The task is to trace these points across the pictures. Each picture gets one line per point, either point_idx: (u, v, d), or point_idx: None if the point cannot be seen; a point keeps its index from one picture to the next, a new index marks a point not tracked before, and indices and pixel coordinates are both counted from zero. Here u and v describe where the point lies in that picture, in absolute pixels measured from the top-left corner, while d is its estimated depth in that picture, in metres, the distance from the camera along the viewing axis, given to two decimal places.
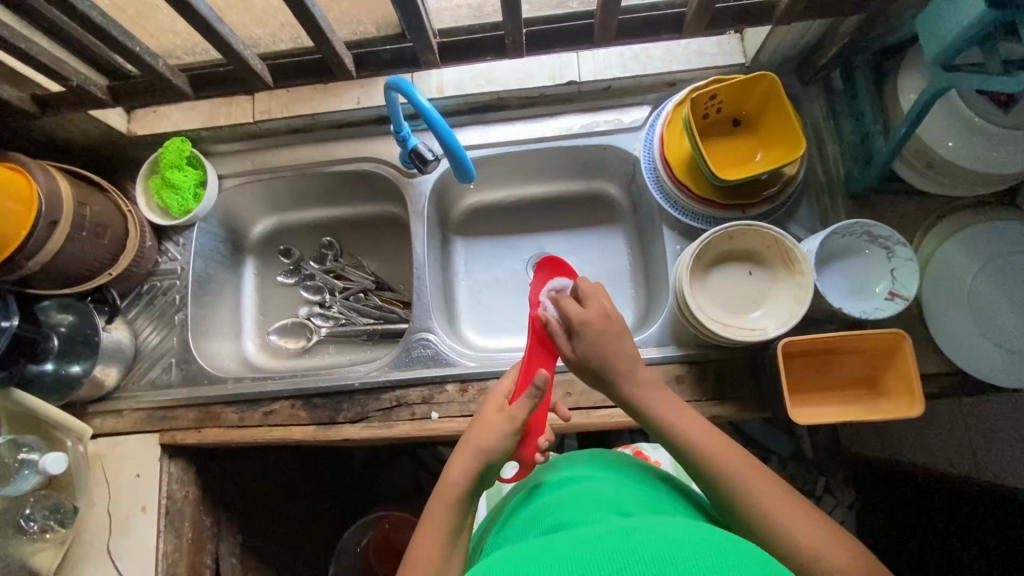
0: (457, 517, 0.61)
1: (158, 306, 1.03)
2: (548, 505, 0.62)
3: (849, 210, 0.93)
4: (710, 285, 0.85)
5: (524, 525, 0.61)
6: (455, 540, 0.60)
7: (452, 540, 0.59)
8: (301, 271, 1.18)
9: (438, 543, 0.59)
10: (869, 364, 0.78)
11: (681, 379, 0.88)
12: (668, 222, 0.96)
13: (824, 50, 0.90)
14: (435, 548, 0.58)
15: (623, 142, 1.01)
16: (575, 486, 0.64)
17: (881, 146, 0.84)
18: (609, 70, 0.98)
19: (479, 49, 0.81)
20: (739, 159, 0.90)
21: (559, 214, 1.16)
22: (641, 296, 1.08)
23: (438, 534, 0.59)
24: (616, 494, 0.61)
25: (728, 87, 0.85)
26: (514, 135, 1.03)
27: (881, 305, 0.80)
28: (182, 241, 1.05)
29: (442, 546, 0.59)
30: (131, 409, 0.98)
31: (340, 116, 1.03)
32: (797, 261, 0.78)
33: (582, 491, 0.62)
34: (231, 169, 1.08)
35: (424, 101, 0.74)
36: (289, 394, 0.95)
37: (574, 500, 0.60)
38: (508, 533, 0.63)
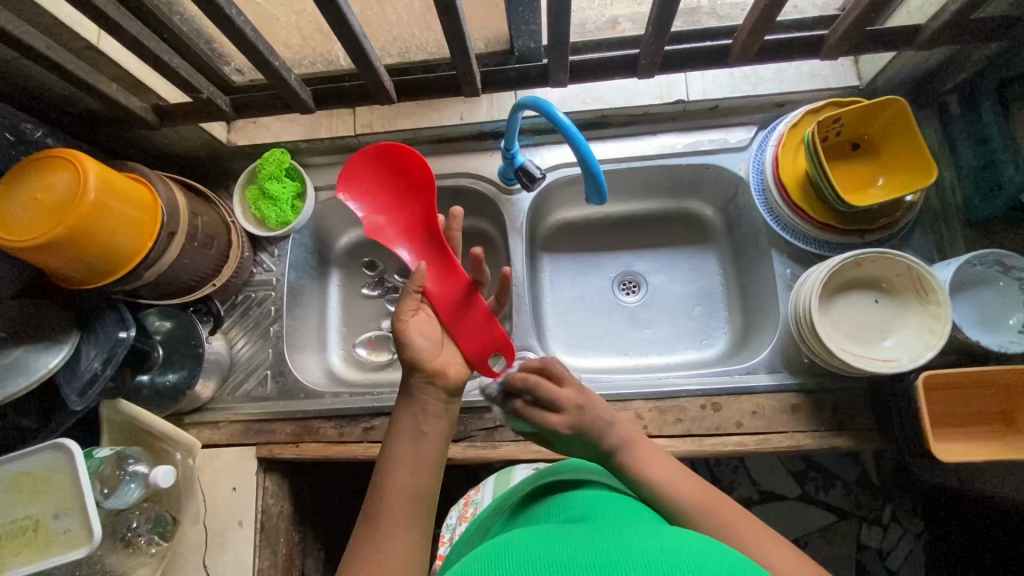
0: (420, 435, 0.61)
1: (253, 317, 1.03)
2: (554, 501, 0.61)
3: (968, 239, 0.91)
4: (833, 313, 0.83)
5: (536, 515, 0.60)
6: (422, 459, 0.60)
7: (420, 448, 0.60)
8: (386, 283, 1.17)
9: (405, 466, 0.59)
10: (1007, 399, 0.75)
11: (797, 409, 0.86)
12: (776, 245, 0.94)
13: (947, 74, 0.89)
14: (404, 469, 0.59)
15: (729, 163, 0.99)
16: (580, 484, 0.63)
17: (1014, 175, 0.81)
18: (718, 90, 0.96)
19: (608, 68, 0.80)
20: (859, 184, 0.88)
21: (647, 232, 1.15)
22: (736, 319, 1.07)
23: (409, 448, 0.60)
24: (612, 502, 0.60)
25: (856, 111, 0.83)
26: (617, 153, 1.02)
27: (1015, 338, 0.78)
28: (277, 252, 1.05)
29: (409, 464, 0.59)
30: (227, 421, 0.97)
31: (442, 131, 1.02)
32: (931, 291, 0.76)
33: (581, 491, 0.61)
34: (326, 181, 1.07)
35: (563, 118, 0.74)
36: (389, 411, 0.94)
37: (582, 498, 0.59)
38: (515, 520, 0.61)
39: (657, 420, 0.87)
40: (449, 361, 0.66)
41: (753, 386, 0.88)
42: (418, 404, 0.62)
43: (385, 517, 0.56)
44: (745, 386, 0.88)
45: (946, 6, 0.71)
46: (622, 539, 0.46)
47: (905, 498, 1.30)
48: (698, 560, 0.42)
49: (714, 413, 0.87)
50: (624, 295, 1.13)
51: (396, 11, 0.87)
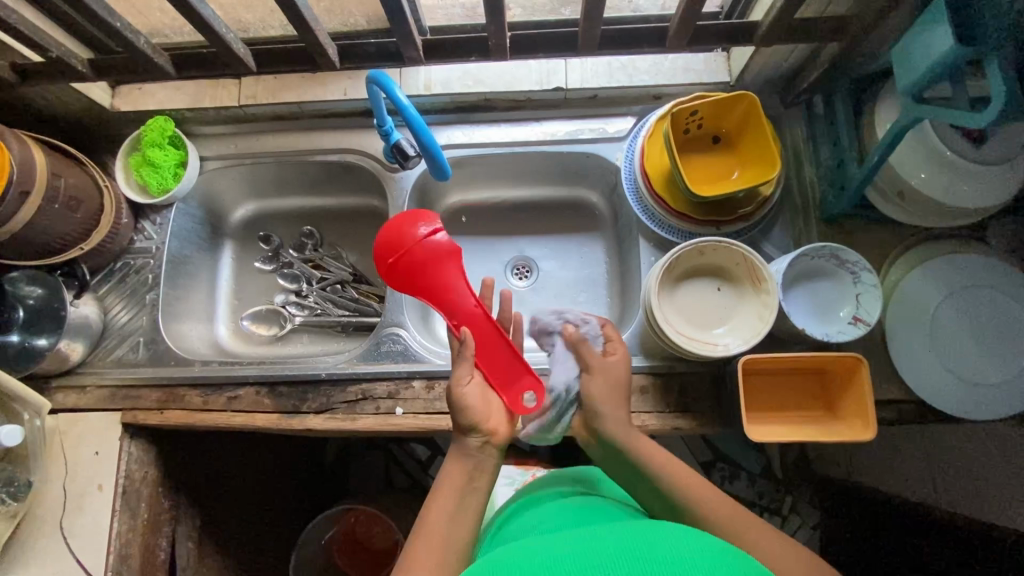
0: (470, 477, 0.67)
1: (130, 284, 1.03)
2: (559, 509, 0.66)
3: (823, 233, 0.94)
4: (678, 298, 0.86)
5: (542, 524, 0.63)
6: (465, 510, 0.64)
7: (463, 497, 0.65)
8: (280, 258, 1.17)
9: (451, 504, 0.64)
10: (825, 384, 0.79)
11: (646, 390, 0.89)
12: (644, 234, 0.96)
13: (806, 74, 0.91)
14: (447, 513, 0.63)
15: (605, 152, 1.01)
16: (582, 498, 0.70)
17: (854, 173, 0.85)
18: (595, 80, 0.98)
19: (465, 49, 0.83)
20: (716, 175, 0.90)
21: (540, 218, 1.17)
22: (616, 306, 1.09)
23: (452, 491, 0.65)
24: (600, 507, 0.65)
25: (710, 104, 0.86)
26: (499, 137, 1.03)
27: (843, 328, 0.81)
28: (159, 220, 1.05)
29: (453, 515, 0.63)
30: (94, 385, 0.97)
31: (327, 105, 1.03)
32: (763, 280, 0.79)
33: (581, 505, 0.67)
34: (214, 152, 1.07)
35: (401, 98, 0.77)
36: (255, 380, 0.94)
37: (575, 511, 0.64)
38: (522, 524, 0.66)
39: None
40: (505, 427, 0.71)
41: None
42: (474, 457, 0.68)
43: (428, 543, 0.60)
44: None
45: (774, 5, 0.74)
46: (606, 538, 0.48)
47: (801, 489, 1.34)
48: (663, 550, 0.44)
49: None
50: (515, 279, 1.14)
51: None
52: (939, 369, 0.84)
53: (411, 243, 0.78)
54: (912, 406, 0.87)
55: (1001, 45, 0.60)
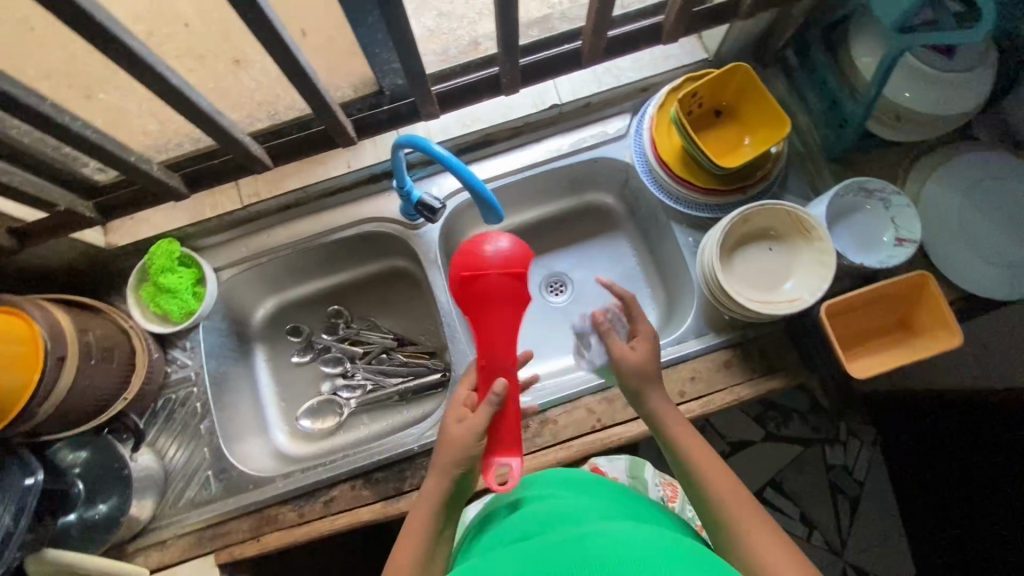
0: (434, 513, 0.65)
1: (179, 420, 0.97)
2: (547, 507, 0.64)
3: (834, 172, 0.99)
4: (735, 268, 0.89)
5: (526, 524, 0.62)
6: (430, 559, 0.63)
7: (429, 546, 0.63)
8: (314, 346, 1.13)
9: (416, 550, 0.63)
10: (900, 307, 0.83)
11: (729, 363, 0.92)
12: (674, 218, 0.99)
13: (777, 33, 0.97)
14: (413, 562, 0.62)
15: (614, 152, 1.04)
16: (582, 496, 0.67)
17: (854, 109, 0.91)
18: (586, 88, 1.02)
19: (474, 91, 0.86)
20: (730, 146, 0.94)
21: (559, 233, 1.18)
22: (660, 294, 1.12)
23: (418, 534, 0.64)
24: (574, 505, 0.63)
25: (708, 82, 0.90)
26: (508, 167, 1.04)
27: (892, 252, 0.86)
28: (190, 345, 1.00)
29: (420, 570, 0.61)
30: (175, 536, 0.91)
31: (331, 183, 1.01)
32: (813, 229, 0.83)
33: (580, 504, 0.64)
34: (225, 260, 1.02)
35: (439, 149, 0.76)
36: (347, 476, 0.90)
37: (552, 514, 0.62)
38: (494, 534, 0.64)
39: (608, 411, 0.91)
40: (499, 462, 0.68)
41: (685, 354, 0.93)
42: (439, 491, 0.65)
43: None
44: (678, 356, 0.93)
45: None
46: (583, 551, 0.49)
47: None
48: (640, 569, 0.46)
49: (657, 388, 0.91)
50: (553, 296, 1.16)
51: (253, 76, 0.84)
52: (979, 263, 0.91)
53: (478, 265, 0.69)
54: (967, 303, 0.92)
55: None
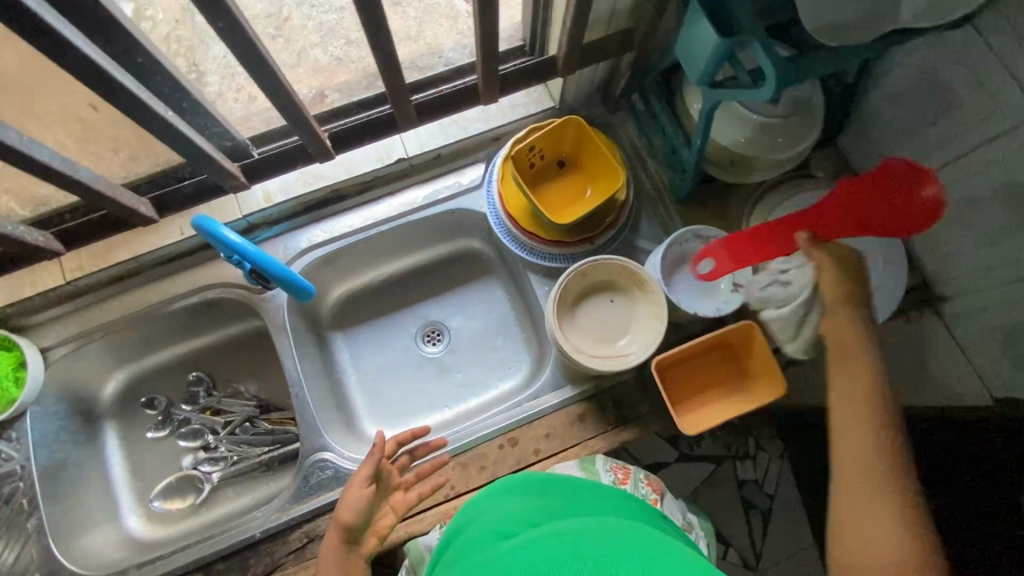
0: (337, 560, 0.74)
1: (3, 519, 0.89)
2: (482, 526, 0.61)
3: (684, 214, 1.00)
4: (578, 322, 0.87)
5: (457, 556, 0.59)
6: None
7: None
8: (173, 419, 1.07)
9: None
10: (734, 355, 0.84)
11: (584, 417, 0.91)
12: (530, 268, 0.97)
13: (617, 81, 0.98)
14: None
15: (468, 203, 1.02)
16: (518, 499, 0.64)
17: (688, 156, 0.91)
18: (433, 141, 1.00)
19: (291, 159, 0.87)
20: (574, 196, 0.93)
21: (430, 282, 1.16)
22: (532, 340, 1.10)
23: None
24: (541, 509, 0.60)
25: (543, 135, 0.89)
26: (360, 222, 1.00)
27: (729, 297, 0.87)
28: (14, 435, 0.92)
29: None
30: None
31: (167, 250, 0.96)
32: (645, 281, 0.84)
33: (509, 512, 0.61)
34: (54, 339, 0.96)
35: (231, 238, 0.77)
36: (185, 570, 0.85)
37: (519, 516, 0.59)
38: (464, 544, 0.60)
39: (462, 477, 0.89)
40: (391, 508, 0.78)
41: (541, 410, 0.91)
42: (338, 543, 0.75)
43: None
44: (533, 413, 0.91)
45: (562, 37, 0.80)
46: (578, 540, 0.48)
47: None
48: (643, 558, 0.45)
49: (512, 449, 0.89)
50: (427, 347, 1.12)
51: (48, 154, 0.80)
52: None
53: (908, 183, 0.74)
54: None
55: (753, 27, 0.67)
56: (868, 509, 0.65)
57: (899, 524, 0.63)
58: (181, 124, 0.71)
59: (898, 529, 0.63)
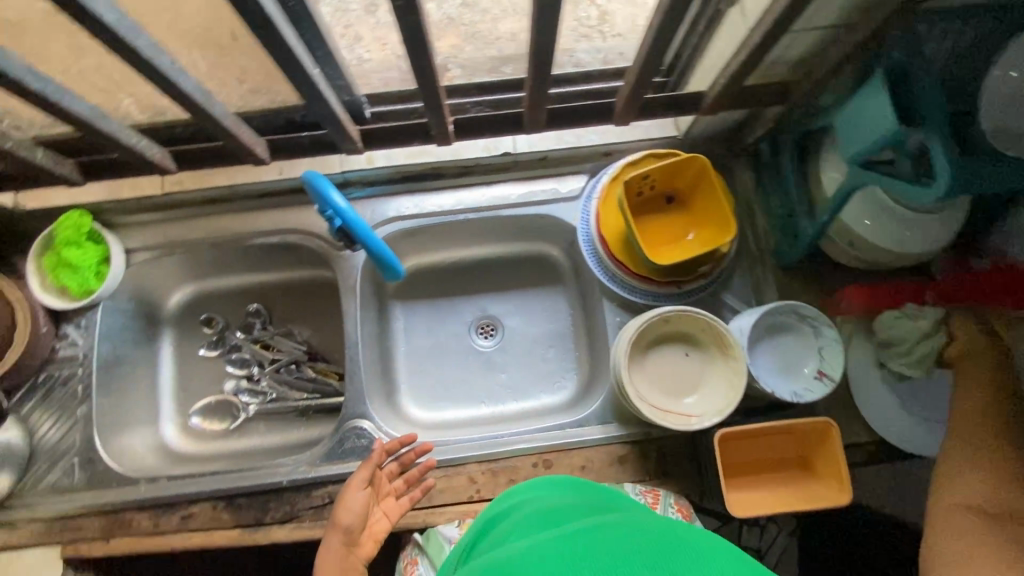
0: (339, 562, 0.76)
1: (57, 399, 0.94)
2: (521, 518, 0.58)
3: (780, 281, 0.95)
4: (646, 366, 0.84)
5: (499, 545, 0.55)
6: None
7: None
8: (226, 342, 1.10)
9: None
10: (801, 446, 0.80)
11: (624, 460, 0.88)
12: (608, 295, 0.94)
13: (751, 128, 0.92)
14: None
15: (561, 212, 0.98)
16: (567, 495, 0.62)
17: (807, 227, 0.85)
18: (544, 142, 0.97)
19: (406, 134, 0.88)
20: (674, 237, 0.89)
21: (499, 276, 1.14)
22: (584, 362, 1.08)
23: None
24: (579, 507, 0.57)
25: (662, 168, 0.85)
26: (450, 204, 0.99)
27: (810, 385, 0.82)
28: (84, 323, 0.96)
29: None
30: (27, 519, 0.88)
31: (262, 186, 0.97)
32: (730, 346, 0.79)
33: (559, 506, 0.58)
34: (139, 242, 0.98)
35: (339, 201, 0.76)
36: (210, 495, 0.87)
37: (558, 512, 0.56)
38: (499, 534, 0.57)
39: (489, 483, 0.88)
40: (384, 513, 0.82)
41: (583, 440, 0.89)
42: (338, 545, 0.77)
43: None
44: (575, 441, 0.89)
45: (718, 77, 0.76)
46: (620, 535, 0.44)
47: None
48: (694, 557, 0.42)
49: (545, 470, 0.88)
50: (480, 339, 1.11)
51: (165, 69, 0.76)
52: (901, 414, 0.87)
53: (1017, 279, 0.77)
54: (878, 449, 0.89)
55: (940, 123, 0.61)
56: (963, 491, 0.68)
57: (975, 505, 0.66)
58: (320, 84, 0.71)
59: (962, 533, 0.65)
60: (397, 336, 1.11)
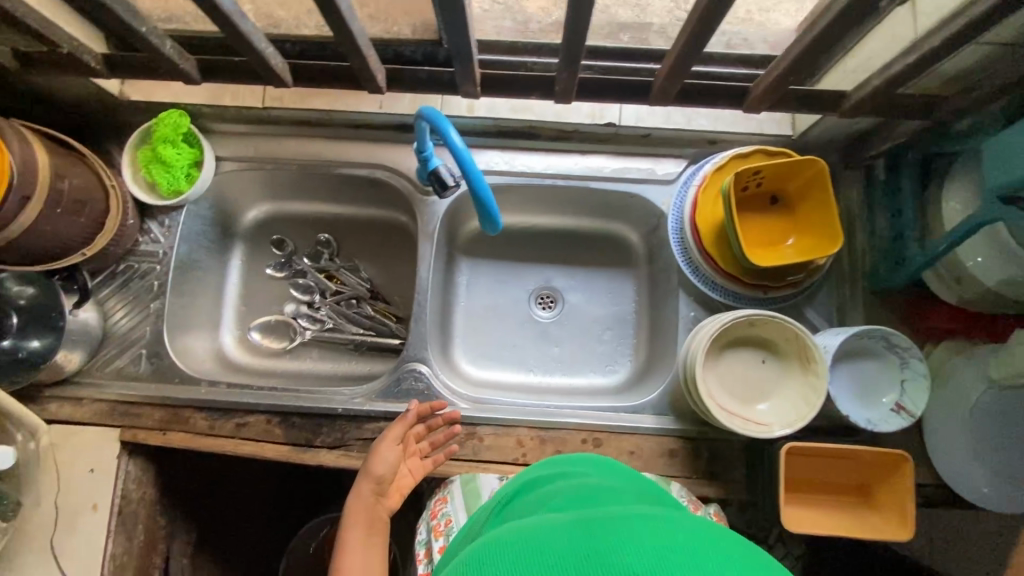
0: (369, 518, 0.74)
1: (133, 290, 0.96)
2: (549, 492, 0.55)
3: (868, 305, 0.91)
4: (719, 365, 0.83)
5: (526, 508, 0.53)
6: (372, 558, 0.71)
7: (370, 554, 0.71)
8: (293, 265, 1.10)
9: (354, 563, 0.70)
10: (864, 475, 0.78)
11: (674, 453, 0.87)
12: (684, 286, 0.93)
13: (875, 141, 0.87)
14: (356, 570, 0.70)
15: (653, 194, 0.95)
16: (598, 475, 0.59)
17: (915, 254, 0.81)
18: (652, 119, 0.94)
19: (525, 86, 0.81)
20: (770, 239, 0.86)
21: (570, 249, 1.12)
22: (642, 349, 1.06)
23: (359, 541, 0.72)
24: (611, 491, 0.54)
25: (776, 165, 0.81)
26: (541, 166, 0.96)
27: (886, 416, 0.80)
28: (167, 222, 0.98)
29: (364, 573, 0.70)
30: (91, 398, 0.92)
31: (359, 116, 0.97)
32: (814, 361, 0.76)
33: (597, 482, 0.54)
34: (229, 152, 0.99)
35: (457, 140, 0.70)
36: (266, 408, 0.90)
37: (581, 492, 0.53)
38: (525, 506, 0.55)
39: (536, 450, 0.88)
40: (412, 472, 0.80)
41: (636, 426, 0.88)
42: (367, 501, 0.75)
43: None
44: (629, 426, 0.88)
45: (871, 79, 0.71)
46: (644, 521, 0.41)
47: None
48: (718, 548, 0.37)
49: (593, 448, 0.87)
50: (539, 310, 1.10)
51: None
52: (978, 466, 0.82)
53: None
54: (940, 494, 0.86)
55: None
56: None
57: None
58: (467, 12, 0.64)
59: None
60: (459, 289, 1.11)
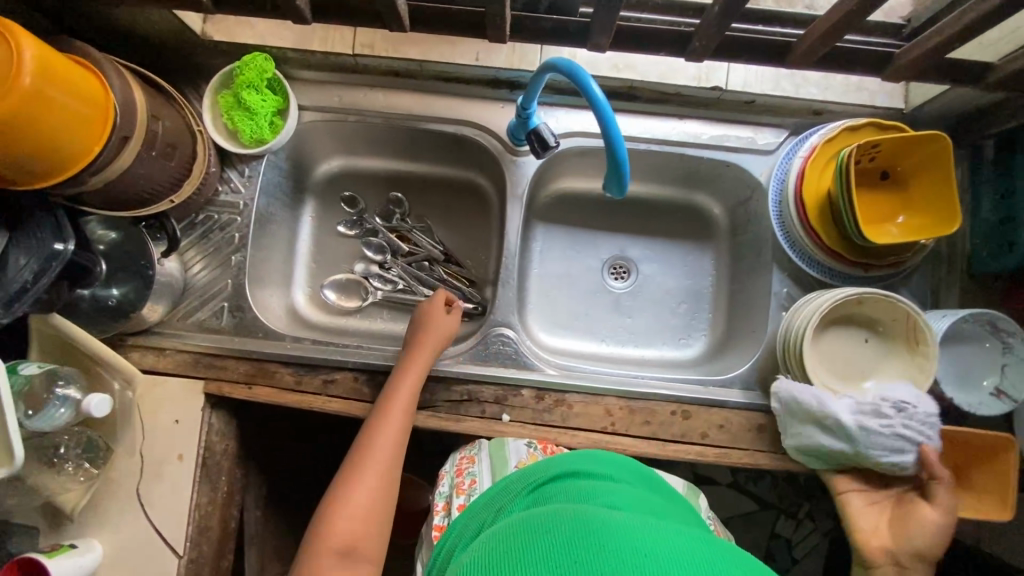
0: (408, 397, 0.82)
1: (214, 241, 0.94)
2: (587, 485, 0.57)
3: (966, 288, 0.90)
4: (821, 342, 0.83)
5: (566, 494, 0.55)
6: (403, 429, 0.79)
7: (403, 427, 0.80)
8: (365, 224, 1.07)
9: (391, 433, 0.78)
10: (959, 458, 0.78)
11: (763, 428, 0.87)
12: (779, 260, 0.92)
13: (991, 120, 0.84)
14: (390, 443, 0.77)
15: (751, 164, 0.93)
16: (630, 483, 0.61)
17: None
18: (759, 85, 0.90)
19: (657, 43, 0.78)
20: (878, 216, 0.84)
21: (649, 219, 1.10)
22: (720, 323, 1.04)
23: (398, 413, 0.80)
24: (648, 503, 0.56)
25: (897, 139, 0.78)
26: (638, 131, 0.93)
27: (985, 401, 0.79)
28: (248, 172, 0.95)
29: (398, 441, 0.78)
30: (174, 349, 0.91)
31: (452, 69, 0.93)
32: (923, 342, 0.77)
33: (633, 489, 0.58)
34: (312, 100, 0.95)
35: (598, 92, 0.67)
36: (354, 366, 0.89)
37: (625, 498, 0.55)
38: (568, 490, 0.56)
39: (625, 420, 0.87)
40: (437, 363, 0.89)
41: (725, 400, 0.88)
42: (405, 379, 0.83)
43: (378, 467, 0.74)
44: (717, 399, 0.88)
45: None
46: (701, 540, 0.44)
47: None
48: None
49: (682, 420, 0.87)
50: (613, 280, 1.08)
51: None
52: None
53: None
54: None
55: None
56: None
57: None
58: None
59: None
60: (534, 255, 1.09)
